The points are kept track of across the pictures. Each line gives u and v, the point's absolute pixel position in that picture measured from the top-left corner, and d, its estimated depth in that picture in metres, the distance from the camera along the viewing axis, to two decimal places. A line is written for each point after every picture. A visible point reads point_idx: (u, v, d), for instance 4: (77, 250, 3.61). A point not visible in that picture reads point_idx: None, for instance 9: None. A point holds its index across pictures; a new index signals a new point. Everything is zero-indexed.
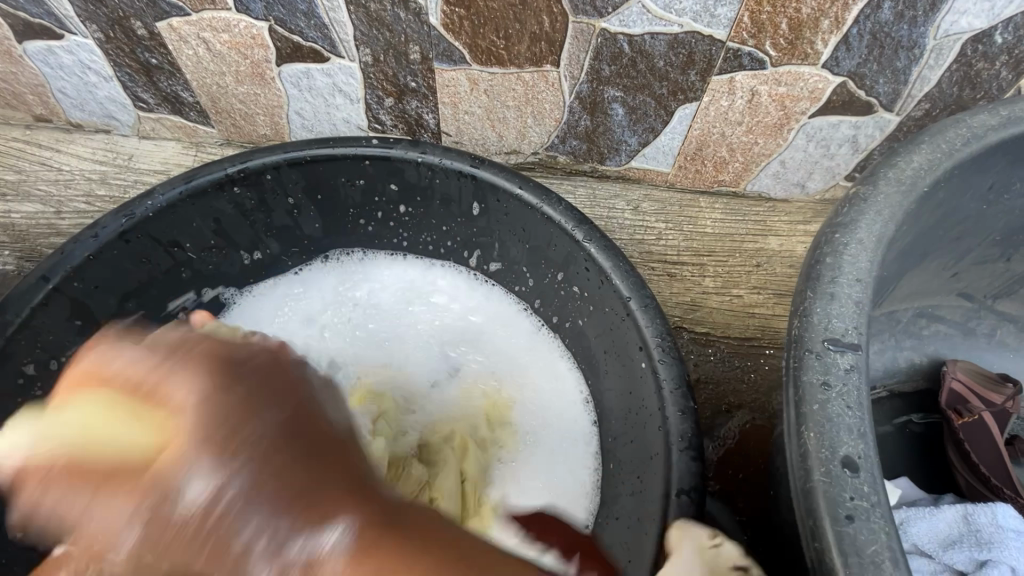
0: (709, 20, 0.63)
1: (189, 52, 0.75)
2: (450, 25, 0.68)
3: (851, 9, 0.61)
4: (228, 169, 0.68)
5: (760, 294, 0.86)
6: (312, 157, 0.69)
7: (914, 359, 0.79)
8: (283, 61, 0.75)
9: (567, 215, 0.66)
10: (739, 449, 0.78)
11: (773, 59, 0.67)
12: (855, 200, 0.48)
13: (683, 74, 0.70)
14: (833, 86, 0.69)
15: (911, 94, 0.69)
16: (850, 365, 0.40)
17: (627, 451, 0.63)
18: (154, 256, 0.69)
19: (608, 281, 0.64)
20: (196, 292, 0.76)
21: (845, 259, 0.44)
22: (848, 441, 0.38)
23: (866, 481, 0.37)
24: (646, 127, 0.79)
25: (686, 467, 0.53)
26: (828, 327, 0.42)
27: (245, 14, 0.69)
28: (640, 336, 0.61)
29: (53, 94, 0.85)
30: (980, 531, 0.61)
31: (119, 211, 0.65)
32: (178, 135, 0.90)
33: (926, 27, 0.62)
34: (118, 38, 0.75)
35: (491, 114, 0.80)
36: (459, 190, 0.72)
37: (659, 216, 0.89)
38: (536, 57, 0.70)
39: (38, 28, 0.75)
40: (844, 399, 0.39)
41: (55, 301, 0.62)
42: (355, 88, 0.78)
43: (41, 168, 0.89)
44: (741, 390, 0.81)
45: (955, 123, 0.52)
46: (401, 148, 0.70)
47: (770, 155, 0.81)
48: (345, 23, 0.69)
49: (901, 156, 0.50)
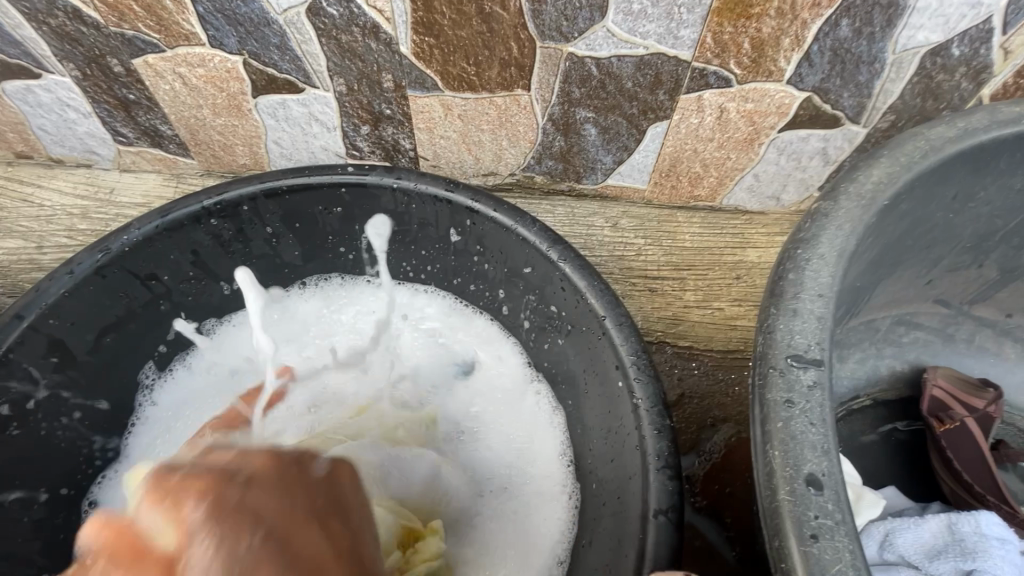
0: (673, 41, 0.65)
1: (166, 87, 0.76)
2: (420, 53, 0.69)
3: (809, 28, 0.62)
4: (204, 201, 0.68)
5: (740, 306, 0.87)
6: (287, 187, 0.70)
7: (896, 367, 0.79)
8: (259, 93, 0.76)
9: (542, 236, 0.67)
10: (726, 462, 0.78)
11: (738, 77, 0.68)
12: (817, 215, 0.48)
13: (652, 94, 0.72)
14: (799, 100, 0.71)
15: (875, 106, 0.71)
16: (812, 381, 0.40)
17: (608, 471, 0.63)
18: (132, 289, 0.69)
19: (584, 300, 0.64)
20: (176, 324, 0.75)
21: (807, 276, 0.45)
22: (813, 458, 0.38)
23: (830, 498, 0.37)
24: (619, 146, 0.80)
25: (663, 485, 0.53)
26: (790, 343, 0.42)
27: (219, 49, 0.71)
28: (616, 355, 0.61)
29: (33, 131, 0.86)
30: (964, 540, 0.60)
31: (96, 246, 0.65)
32: (159, 168, 0.91)
33: (884, 42, 0.63)
34: (95, 75, 0.76)
35: (466, 138, 0.81)
36: (436, 214, 0.72)
37: (638, 232, 0.89)
38: (506, 82, 0.72)
39: (15, 68, 0.76)
40: (807, 416, 0.39)
41: (32, 339, 0.62)
42: (331, 117, 0.79)
43: (23, 204, 0.90)
44: (726, 403, 0.81)
45: (913, 136, 0.53)
46: (376, 174, 0.70)
47: (743, 169, 0.82)
48: (318, 54, 0.70)
49: (861, 170, 0.51)
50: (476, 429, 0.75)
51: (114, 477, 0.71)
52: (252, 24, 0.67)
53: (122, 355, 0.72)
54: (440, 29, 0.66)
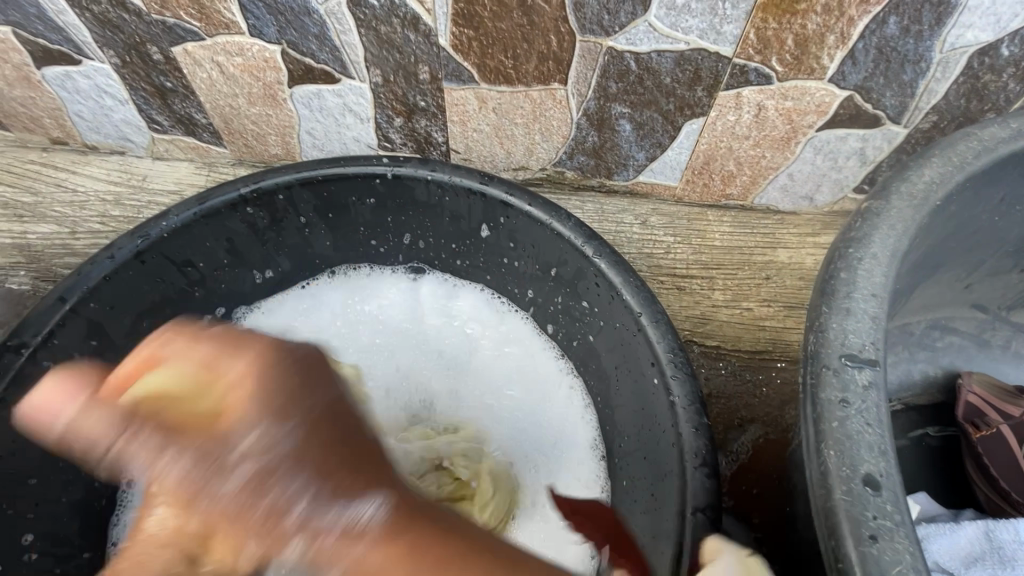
0: (715, 37, 0.64)
1: (204, 75, 0.77)
2: (459, 45, 0.69)
3: (856, 25, 0.61)
4: (242, 189, 0.69)
5: (769, 306, 0.86)
6: (322, 177, 0.70)
7: (929, 372, 0.78)
8: (295, 83, 0.76)
9: (576, 231, 0.67)
10: (755, 463, 0.77)
11: (779, 75, 0.67)
12: (867, 214, 0.47)
13: (690, 90, 0.71)
14: (840, 99, 0.70)
15: (918, 106, 0.70)
16: (868, 381, 0.40)
17: (640, 468, 0.63)
18: (168, 275, 0.70)
19: (619, 295, 0.64)
20: (210, 312, 0.77)
21: (860, 274, 0.44)
22: (869, 458, 0.38)
23: (888, 499, 0.36)
24: (653, 142, 0.79)
25: (700, 483, 0.52)
26: (844, 342, 0.41)
27: (258, 38, 0.71)
28: (651, 351, 0.60)
29: (70, 118, 0.87)
30: (1003, 548, 0.60)
31: (135, 232, 0.66)
32: (191, 156, 0.92)
33: (932, 41, 0.62)
34: (134, 62, 0.76)
35: (499, 132, 0.81)
36: (469, 207, 0.72)
37: (667, 229, 0.89)
38: (544, 76, 0.71)
39: (56, 54, 0.77)
40: (863, 416, 0.39)
41: (73, 321, 0.62)
42: (365, 108, 0.79)
43: (58, 189, 0.91)
44: (753, 403, 0.81)
45: (965, 137, 0.52)
46: (411, 166, 0.70)
47: (778, 169, 0.81)
48: (356, 45, 0.70)
49: (912, 169, 0.50)
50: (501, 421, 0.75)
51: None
52: (293, 14, 0.67)
53: None
54: (481, 21, 0.66)
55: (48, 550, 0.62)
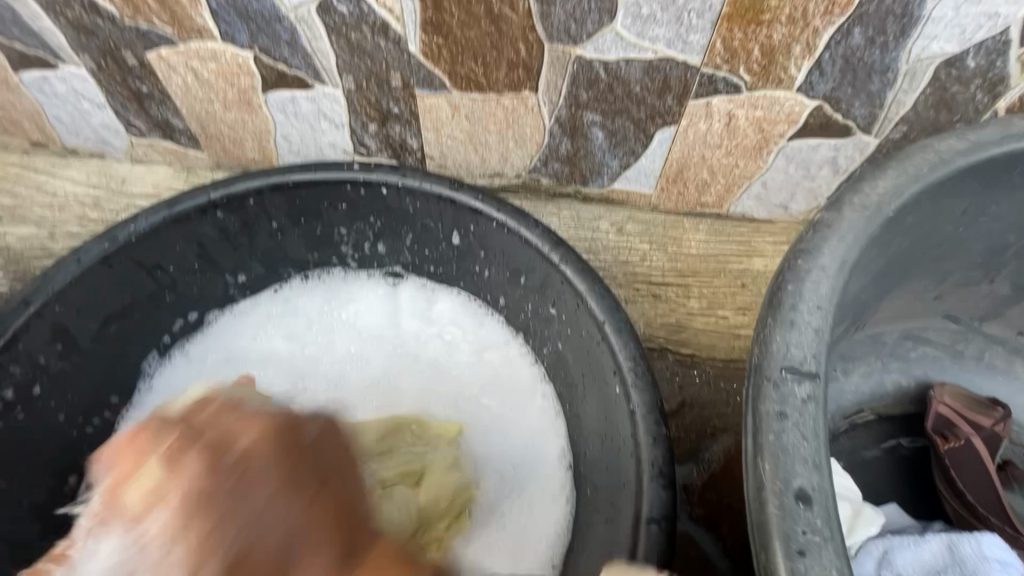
0: (682, 46, 0.64)
1: (178, 80, 0.77)
2: (429, 53, 0.69)
3: (821, 35, 0.62)
4: (211, 194, 0.69)
5: (744, 315, 0.86)
6: (293, 183, 0.70)
7: (901, 382, 0.78)
8: (269, 88, 0.76)
9: (543, 238, 0.67)
10: (726, 473, 0.77)
11: (748, 84, 0.68)
12: (820, 225, 0.47)
13: (660, 98, 0.71)
14: (809, 109, 0.70)
15: (888, 116, 0.70)
16: (806, 394, 0.40)
17: (603, 478, 0.63)
18: (137, 279, 0.70)
19: (584, 303, 0.64)
20: (181, 315, 0.77)
21: (807, 286, 0.44)
22: (803, 472, 0.37)
23: (818, 514, 0.36)
24: (627, 150, 0.79)
25: (656, 495, 0.53)
26: (786, 354, 0.41)
27: (231, 44, 0.71)
28: (614, 361, 0.60)
29: (50, 121, 0.88)
30: (965, 562, 0.59)
31: (103, 235, 0.66)
32: (170, 160, 0.92)
33: (898, 52, 0.62)
34: (109, 67, 0.77)
35: (473, 138, 0.81)
36: (439, 213, 0.73)
37: (643, 237, 0.89)
38: (514, 84, 0.72)
39: (33, 58, 0.77)
40: (800, 430, 0.39)
41: (37, 323, 0.63)
42: (339, 114, 0.80)
43: (37, 192, 0.92)
44: (726, 413, 0.81)
45: (923, 148, 0.52)
46: (381, 173, 0.71)
47: (752, 178, 0.81)
48: (327, 51, 0.71)
49: (868, 180, 0.50)
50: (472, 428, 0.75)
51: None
52: (263, 21, 0.68)
53: (125, 343, 0.73)
54: (449, 29, 0.66)
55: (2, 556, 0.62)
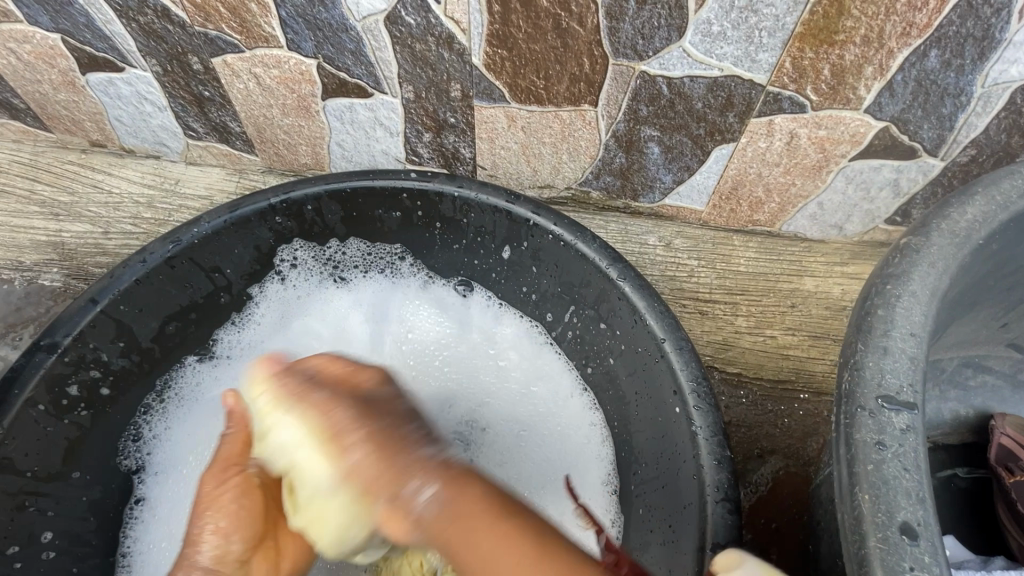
0: (749, 65, 0.64)
1: (241, 86, 0.78)
2: (492, 65, 0.69)
3: (895, 56, 0.60)
4: (271, 199, 0.69)
5: (793, 335, 0.84)
6: (351, 189, 0.71)
7: (960, 411, 0.76)
8: (328, 95, 0.77)
9: (602, 253, 0.66)
10: (774, 496, 0.76)
11: (813, 104, 0.67)
12: (906, 250, 0.46)
13: (722, 116, 0.70)
14: (875, 130, 0.69)
15: (957, 139, 0.68)
16: (905, 425, 0.39)
17: (657, 498, 0.62)
18: (196, 280, 0.71)
19: (642, 320, 0.63)
20: (236, 314, 0.78)
21: (898, 312, 0.43)
22: (906, 505, 0.37)
23: (927, 551, 0.36)
24: (681, 165, 0.79)
25: (722, 520, 0.52)
26: (882, 383, 0.41)
27: (296, 51, 0.72)
28: (674, 380, 0.59)
29: (110, 122, 0.90)
30: None
31: (167, 237, 0.67)
32: (223, 162, 0.94)
33: (975, 75, 0.61)
34: (174, 71, 0.78)
35: (527, 150, 0.81)
36: (494, 223, 0.72)
37: (691, 253, 0.88)
38: (574, 97, 0.72)
39: (101, 61, 0.79)
40: (900, 461, 0.38)
41: (103, 322, 0.64)
42: (395, 122, 0.80)
43: (94, 190, 0.94)
44: (774, 435, 0.79)
45: (1010, 174, 0.51)
46: (439, 181, 0.70)
47: (808, 197, 0.80)
48: (390, 61, 0.71)
49: (954, 207, 0.49)
50: (528, 449, 0.75)
51: (162, 473, 0.72)
52: (331, 30, 0.68)
53: (181, 342, 0.74)
54: (515, 42, 0.66)
55: (65, 549, 0.64)
